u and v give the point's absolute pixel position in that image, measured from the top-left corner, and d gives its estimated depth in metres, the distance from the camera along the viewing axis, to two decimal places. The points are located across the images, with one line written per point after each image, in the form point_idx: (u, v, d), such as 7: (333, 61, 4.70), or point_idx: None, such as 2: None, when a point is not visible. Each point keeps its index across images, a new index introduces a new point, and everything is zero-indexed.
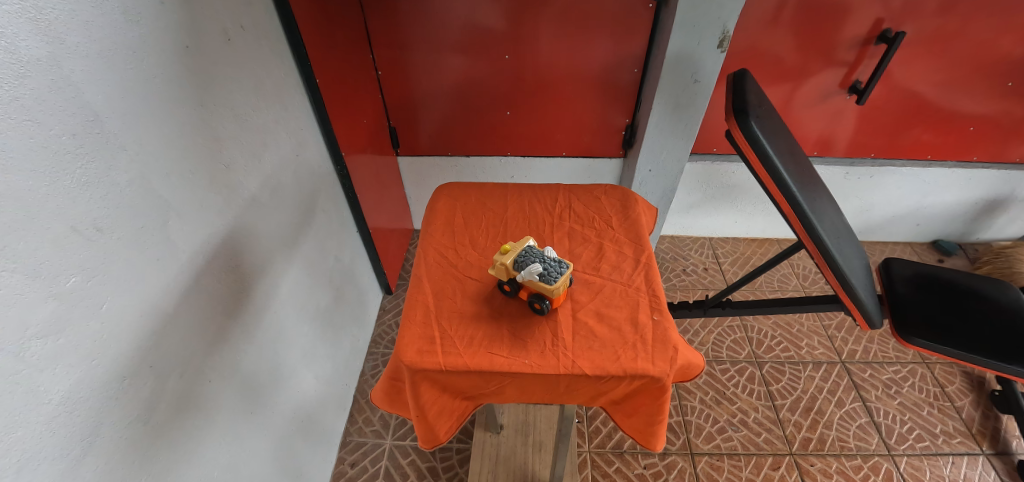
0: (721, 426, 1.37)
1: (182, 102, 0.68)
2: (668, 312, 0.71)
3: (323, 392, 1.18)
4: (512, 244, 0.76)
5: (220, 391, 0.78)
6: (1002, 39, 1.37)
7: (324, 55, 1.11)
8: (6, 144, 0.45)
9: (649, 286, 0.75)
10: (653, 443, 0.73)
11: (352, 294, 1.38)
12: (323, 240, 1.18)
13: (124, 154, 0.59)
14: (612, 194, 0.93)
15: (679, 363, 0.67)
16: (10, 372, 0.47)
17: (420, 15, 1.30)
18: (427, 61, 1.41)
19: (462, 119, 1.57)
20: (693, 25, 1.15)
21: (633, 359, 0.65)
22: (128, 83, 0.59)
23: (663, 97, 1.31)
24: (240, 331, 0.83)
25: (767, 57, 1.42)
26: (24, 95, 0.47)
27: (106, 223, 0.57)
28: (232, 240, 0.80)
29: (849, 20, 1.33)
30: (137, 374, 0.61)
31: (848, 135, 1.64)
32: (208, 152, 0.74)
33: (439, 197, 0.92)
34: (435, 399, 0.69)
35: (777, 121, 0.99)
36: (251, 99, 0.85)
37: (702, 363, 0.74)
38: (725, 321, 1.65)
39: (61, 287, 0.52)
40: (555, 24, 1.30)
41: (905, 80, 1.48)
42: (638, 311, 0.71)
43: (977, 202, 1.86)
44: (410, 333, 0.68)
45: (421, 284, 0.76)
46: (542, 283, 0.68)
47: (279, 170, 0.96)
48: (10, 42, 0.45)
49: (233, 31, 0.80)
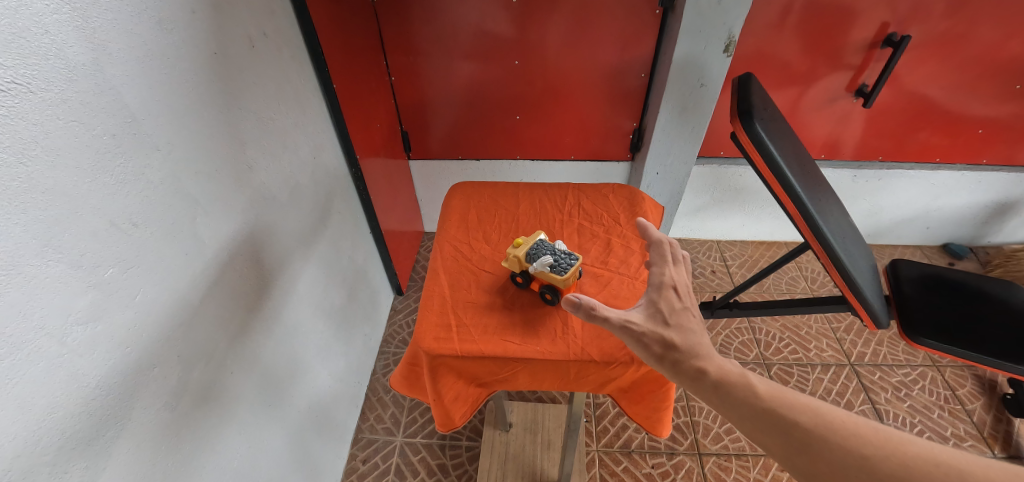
0: (729, 427, 1.38)
1: (210, 105, 0.72)
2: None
3: (336, 388, 1.21)
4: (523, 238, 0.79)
5: (241, 384, 0.81)
6: (1010, 42, 1.37)
7: (342, 62, 1.15)
8: (53, 142, 0.49)
9: None
10: (659, 429, 0.75)
11: (365, 294, 1.41)
12: (339, 240, 1.21)
13: (157, 154, 0.62)
14: (620, 193, 0.96)
15: None
16: (52, 355, 0.50)
17: (433, 21, 1.33)
18: (438, 66, 1.44)
19: (473, 123, 1.60)
20: (700, 30, 1.18)
21: None
22: (163, 87, 0.63)
23: (670, 101, 1.33)
24: (260, 325, 0.87)
25: (773, 61, 1.44)
26: (70, 97, 0.51)
27: (142, 218, 0.60)
28: (254, 238, 0.84)
29: (856, 24, 1.35)
30: (167, 363, 0.65)
31: (856, 138, 1.65)
32: (233, 153, 0.78)
33: (453, 196, 0.95)
34: (450, 385, 0.71)
35: (783, 123, 1.01)
36: (272, 103, 0.89)
37: None
38: (733, 323, 1.65)
39: (100, 277, 0.55)
40: (563, 29, 1.33)
41: (913, 83, 1.49)
42: None
43: (988, 205, 1.85)
44: (427, 321, 0.71)
45: (438, 276, 0.78)
46: (553, 273, 0.71)
47: (298, 171, 0.99)
48: (59, 48, 0.49)
49: (257, 39, 0.84)
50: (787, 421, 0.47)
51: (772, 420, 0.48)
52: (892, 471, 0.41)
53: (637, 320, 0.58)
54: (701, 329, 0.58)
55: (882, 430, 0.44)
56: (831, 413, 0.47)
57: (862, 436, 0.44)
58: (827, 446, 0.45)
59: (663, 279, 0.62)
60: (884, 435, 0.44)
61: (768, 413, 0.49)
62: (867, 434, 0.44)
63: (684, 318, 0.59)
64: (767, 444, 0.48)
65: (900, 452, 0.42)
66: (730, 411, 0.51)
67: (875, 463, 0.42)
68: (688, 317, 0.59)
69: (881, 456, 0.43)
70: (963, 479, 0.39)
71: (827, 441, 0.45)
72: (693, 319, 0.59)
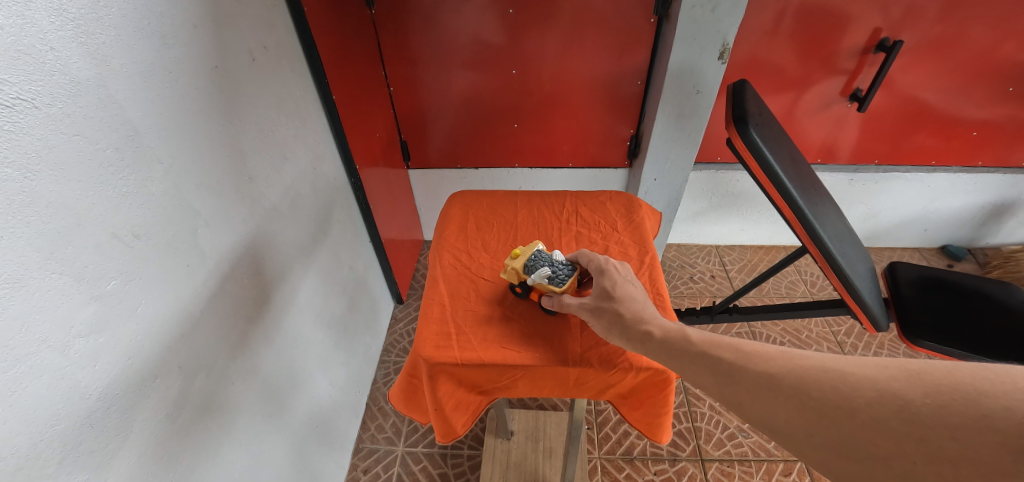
0: (732, 432, 1.38)
1: (211, 118, 0.73)
2: (671, 308, 0.73)
3: (337, 397, 1.21)
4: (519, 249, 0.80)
5: (241, 394, 0.81)
6: (1003, 45, 1.39)
7: (341, 73, 1.17)
8: (57, 156, 0.50)
9: (653, 284, 0.77)
10: (659, 435, 0.75)
11: (365, 304, 1.42)
12: (339, 249, 1.22)
13: (159, 167, 0.63)
14: (617, 200, 0.96)
15: None
16: (55, 367, 0.50)
17: (431, 32, 1.35)
18: (437, 76, 1.46)
19: (471, 132, 1.61)
20: (694, 38, 1.19)
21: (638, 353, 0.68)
22: (165, 100, 0.64)
23: (666, 108, 1.34)
24: (261, 336, 0.87)
25: (767, 67, 1.46)
26: (74, 112, 0.51)
27: (143, 231, 0.61)
28: (255, 249, 0.84)
29: (849, 30, 1.37)
30: (168, 374, 0.65)
31: (851, 141, 1.67)
32: (234, 165, 0.79)
33: (452, 205, 0.96)
34: (451, 394, 0.71)
35: (777, 129, 1.02)
36: (273, 115, 0.90)
37: None
38: (733, 328, 1.65)
39: (101, 290, 0.55)
40: (560, 38, 1.35)
41: (907, 87, 1.50)
42: None
43: (985, 207, 1.86)
44: (428, 330, 0.71)
45: (437, 285, 0.79)
46: (552, 285, 0.71)
47: (298, 182, 1.00)
48: (63, 64, 0.50)
49: (257, 52, 0.85)
50: (713, 359, 0.54)
51: (704, 361, 0.55)
52: (792, 382, 0.47)
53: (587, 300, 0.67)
54: (642, 296, 0.66)
55: (791, 353, 0.50)
56: (750, 347, 0.53)
57: (773, 361, 0.50)
58: (744, 374, 0.51)
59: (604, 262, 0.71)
60: (791, 357, 0.49)
61: (700, 357, 0.55)
62: (777, 358, 0.50)
63: (626, 289, 0.67)
64: (704, 385, 0.54)
65: (801, 367, 0.47)
66: (669, 361, 0.58)
67: (781, 381, 0.47)
68: (628, 287, 0.67)
69: (787, 373, 0.48)
70: (843, 378, 0.44)
71: (744, 370, 0.51)
72: (634, 289, 0.68)
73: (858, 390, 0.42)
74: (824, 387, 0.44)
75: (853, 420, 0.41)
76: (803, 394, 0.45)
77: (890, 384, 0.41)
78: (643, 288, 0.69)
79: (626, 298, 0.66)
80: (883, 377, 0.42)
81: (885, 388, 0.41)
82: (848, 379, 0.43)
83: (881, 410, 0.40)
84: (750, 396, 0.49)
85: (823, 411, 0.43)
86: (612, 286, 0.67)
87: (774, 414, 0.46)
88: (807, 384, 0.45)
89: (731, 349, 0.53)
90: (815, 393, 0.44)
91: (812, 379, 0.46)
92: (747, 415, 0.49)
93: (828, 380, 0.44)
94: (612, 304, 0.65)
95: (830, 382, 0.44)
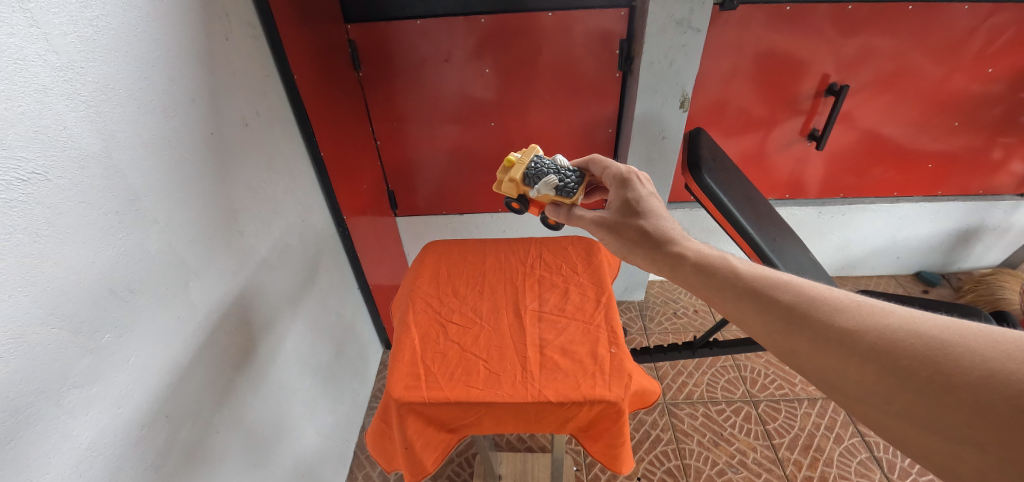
0: (721, 468, 1.38)
1: (206, 179, 0.79)
2: (624, 345, 0.78)
3: (324, 445, 1.22)
4: (517, 158, 0.94)
5: (227, 444, 0.83)
6: (945, 85, 1.51)
7: (330, 131, 1.25)
8: (63, 222, 0.55)
9: (608, 323, 0.83)
10: (619, 466, 0.78)
11: (353, 350, 1.44)
12: (326, 297, 1.26)
13: (155, 227, 0.68)
14: (579, 244, 1.02)
15: (635, 388, 0.74)
16: (50, 417, 0.54)
17: (415, 90, 1.45)
18: (422, 130, 1.55)
19: (456, 179, 1.69)
20: (656, 89, 1.30)
21: (592, 386, 0.72)
22: (165, 166, 0.70)
23: (636, 153, 1.43)
24: (247, 384, 0.89)
25: (731, 111, 1.56)
26: (82, 182, 0.58)
27: (138, 286, 0.65)
28: (243, 300, 0.89)
29: (801, 76, 1.48)
30: (155, 423, 0.68)
31: (817, 176, 1.76)
32: (225, 221, 0.84)
33: (427, 253, 1.02)
34: (420, 433, 0.74)
35: (733, 171, 1.12)
36: (264, 174, 0.97)
37: (658, 389, 0.82)
38: (718, 361, 1.67)
39: (97, 343, 0.59)
40: (536, 92, 1.45)
41: (862, 125, 1.61)
42: (597, 345, 0.79)
43: (952, 233, 1.95)
44: (398, 372, 0.75)
45: (409, 329, 0.84)
46: (560, 196, 0.87)
47: (287, 234, 1.06)
48: (74, 140, 0.57)
49: (250, 118, 0.93)
50: (767, 298, 0.58)
51: (756, 300, 0.59)
52: (874, 344, 0.48)
53: (605, 215, 0.81)
54: (665, 217, 0.78)
55: (871, 308, 0.52)
56: (814, 292, 0.56)
57: (848, 314, 0.52)
58: (810, 324, 0.53)
59: (625, 175, 0.85)
60: (870, 312, 0.51)
61: (755, 296, 0.59)
62: (851, 312, 0.52)
63: (646, 205, 0.80)
64: (746, 313, 0.60)
65: (888, 330, 0.49)
66: (714, 295, 0.64)
67: (859, 340, 0.49)
68: (649, 202, 0.80)
69: (867, 333, 0.49)
70: (940, 347, 0.45)
71: (811, 319, 0.54)
72: (652, 204, 0.81)
73: (963, 368, 0.43)
74: (915, 356, 0.46)
75: (949, 399, 0.42)
76: (889, 361, 0.47)
77: (1002, 364, 0.41)
78: (664, 206, 0.81)
79: (646, 215, 0.78)
80: (999, 358, 0.41)
81: (996, 368, 0.41)
82: (949, 354, 0.44)
83: (988, 392, 0.40)
84: (812, 347, 0.52)
85: (910, 381, 0.45)
86: (632, 201, 0.81)
87: (844, 374, 0.49)
88: (893, 350, 0.47)
89: (791, 290, 0.57)
90: (903, 361, 0.46)
91: (901, 345, 0.47)
92: (800, 362, 0.54)
93: (921, 349, 0.46)
94: (634, 220, 0.78)
95: (925, 352, 0.45)
